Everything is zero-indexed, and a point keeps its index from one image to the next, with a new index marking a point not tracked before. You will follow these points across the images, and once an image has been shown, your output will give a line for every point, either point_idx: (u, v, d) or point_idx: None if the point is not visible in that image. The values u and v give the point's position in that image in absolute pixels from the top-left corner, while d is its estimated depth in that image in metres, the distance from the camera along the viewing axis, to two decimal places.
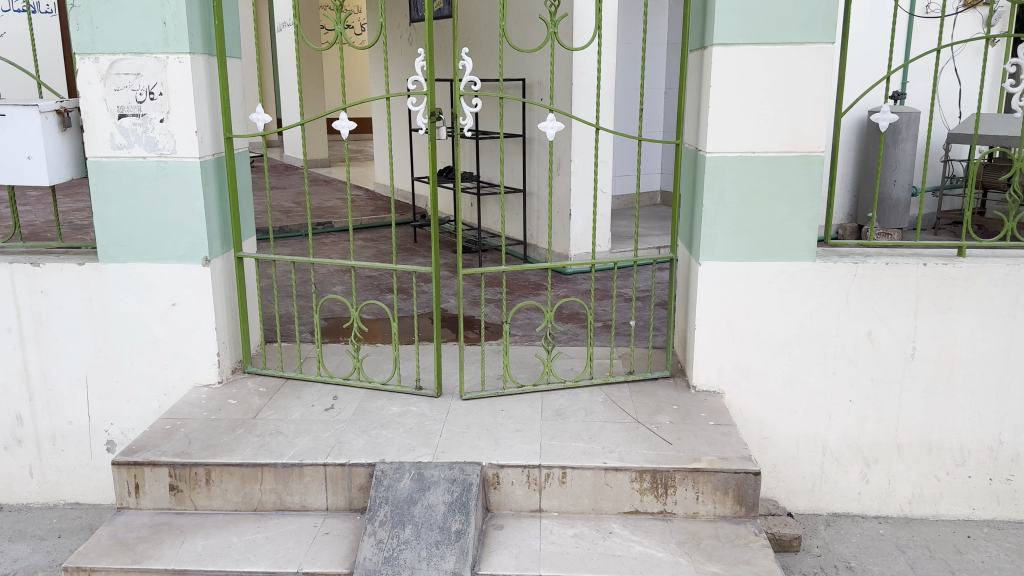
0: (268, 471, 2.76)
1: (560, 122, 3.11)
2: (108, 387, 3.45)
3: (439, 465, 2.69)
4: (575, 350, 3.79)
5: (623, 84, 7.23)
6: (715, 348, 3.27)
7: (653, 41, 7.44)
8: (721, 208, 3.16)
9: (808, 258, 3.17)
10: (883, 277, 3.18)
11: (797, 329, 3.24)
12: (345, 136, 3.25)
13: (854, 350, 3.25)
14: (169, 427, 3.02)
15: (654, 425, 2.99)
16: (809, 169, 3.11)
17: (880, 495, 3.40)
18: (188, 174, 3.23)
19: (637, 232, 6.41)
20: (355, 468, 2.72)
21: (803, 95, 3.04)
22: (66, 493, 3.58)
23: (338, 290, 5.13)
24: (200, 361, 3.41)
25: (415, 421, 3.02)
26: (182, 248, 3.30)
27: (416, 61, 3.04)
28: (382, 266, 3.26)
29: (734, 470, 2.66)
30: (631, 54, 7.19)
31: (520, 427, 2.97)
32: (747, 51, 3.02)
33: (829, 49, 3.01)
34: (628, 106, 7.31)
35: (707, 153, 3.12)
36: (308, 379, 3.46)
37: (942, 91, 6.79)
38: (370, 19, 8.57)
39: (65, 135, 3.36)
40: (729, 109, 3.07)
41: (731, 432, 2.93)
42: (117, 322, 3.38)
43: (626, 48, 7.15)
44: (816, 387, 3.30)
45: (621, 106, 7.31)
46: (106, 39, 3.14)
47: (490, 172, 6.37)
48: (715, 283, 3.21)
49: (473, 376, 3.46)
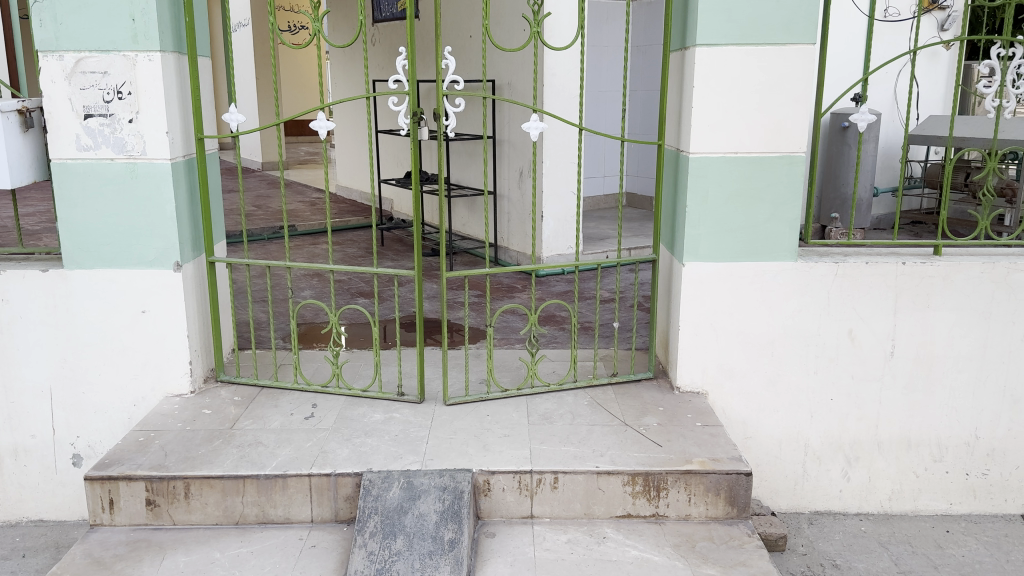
0: (250, 483, 2.66)
1: (543, 123, 3.08)
2: (75, 399, 3.32)
3: (429, 473, 2.63)
4: (558, 351, 3.77)
5: (594, 86, 7.26)
6: (700, 349, 3.26)
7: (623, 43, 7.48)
8: (705, 208, 3.15)
9: (789, 258, 3.19)
10: (864, 276, 3.21)
11: (780, 329, 3.25)
12: (324, 138, 3.16)
13: (836, 349, 3.27)
14: (143, 440, 2.91)
15: (642, 427, 2.96)
16: (791, 169, 3.12)
17: (861, 492, 3.43)
18: (159, 176, 3.13)
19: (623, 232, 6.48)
20: (342, 478, 2.65)
21: (786, 96, 3.06)
22: (29, 510, 3.43)
23: (308, 294, 5.03)
24: (171, 370, 3.30)
25: (400, 429, 2.95)
26: (153, 252, 3.19)
27: (398, 60, 2.96)
28: (362, 270, 3.17)
29: (726, 471, 2.65)
30: (600, 56, 7.23)
31: (508, 432, 2.92)
32: (730, 51, 3.02)
33: (810, 50, 3.03)
34: (597, 106, 7.34)
35: (690, 153, 3.12)
36: (285, 387, 3.36)
37: (905, 92, 6.90)
38: (331, 18, 8.46)
39: (27, 136, 3.21)
40: (711, 109, 3.06)
41: (719, 432, 2.92)
42: (81, 330, 3.25)
43: (595, 50, 7.19)
44: (798, 386, 3.31)
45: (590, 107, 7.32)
46: (72, 36, 3.02)
47: (459, 174, 6.32)
48: (699, 283, 3.20)
49: (456, 381, 3.41)
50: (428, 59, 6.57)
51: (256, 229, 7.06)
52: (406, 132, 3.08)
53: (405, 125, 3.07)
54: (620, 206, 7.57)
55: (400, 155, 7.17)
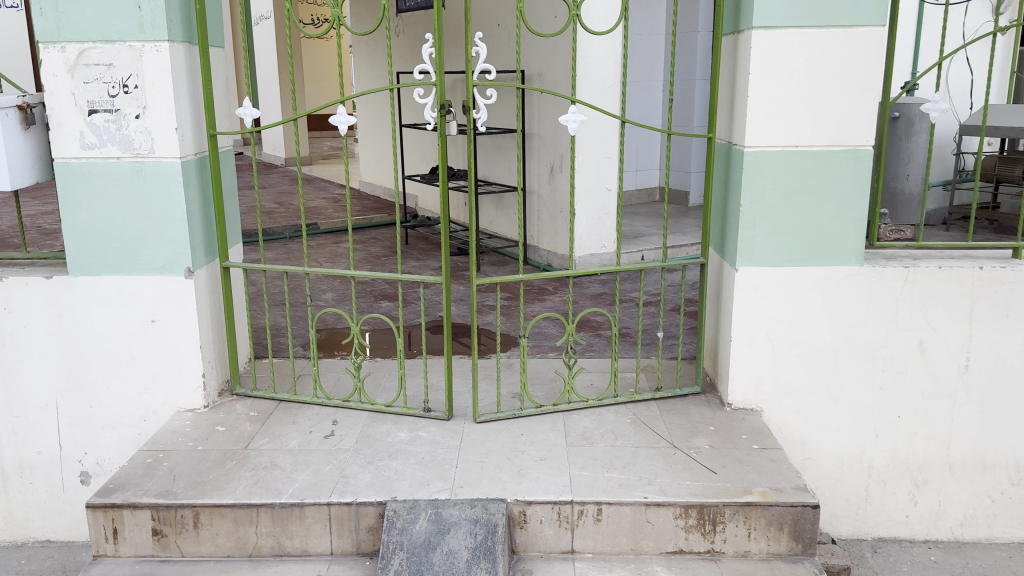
0: (264, 512, 2.43)
1: (582, 115, 2.80)
2: (82, 414, 3.12)
3: (459, 504, 2.38)
4: (597, 362, 3.50)
5: (638, 76, 7.03)
6: (754, 362, 2.97)
7: (684, 31, 7.10)
8: (761, 208, 2.86)
9: (855, 262, 2.89)
10: (936, 282, 2.91)
11: (842, 339, 2.96)
12: (345, 134, 2.91)
13: (904, 362, 2.98)
14: (150, 462, 2.69)
15: (692, 450, 2.69)
16: (857, 164, 2.82)
17: (930, 517, 3.14)
18: (167, 176, 2.91)
19: (668, 230, 6.14)
20: (363, 507, 2.41)
21: (851, 84, 2.77)
22: (36, 530, 3.25)
23: (329, 298, 4.80)
24: (183, 383, 3.08)
25: (426, 450, 2.71)
26: (162, 258, 2.98)
27: (424, 47, 2.70)
28: (384, 276, 2.94)
29: (791, 502, 2.38)
30: (644, 45, 6.99)
31: (545, 455, 2.66)
32: (790, 35, 2.73)
33: (880, 34, 2.73)
34: (643, 97, 7.10)
35: (745, 148, 2.83)
36: (303, 402, 3.13)
37: (955, 82, 6.48)
38: (353, 10, 8.21)
39: (27, 134, 3.00)
40: (769, 99, 2.78)
41: (779, 457, 2.64)
42: (87, 341, 3.04)
43: (638, 39, 6.95)
44: (862, 403, 3.02)
45: (633, 97, 7.07)
46: (74, 25, 2.80)
47: (487, 170, 6.07)
48: (754, 290, 2.92)
49: (486, 396, 3.17)
50: (455, 50, 6.32)
51: (276, 228, 6.85)
52: (433, 127, 2.82)
53: (432, 119, 2.81)
54: (664, 202, 7.38)
55: (425, 150, 6.92)
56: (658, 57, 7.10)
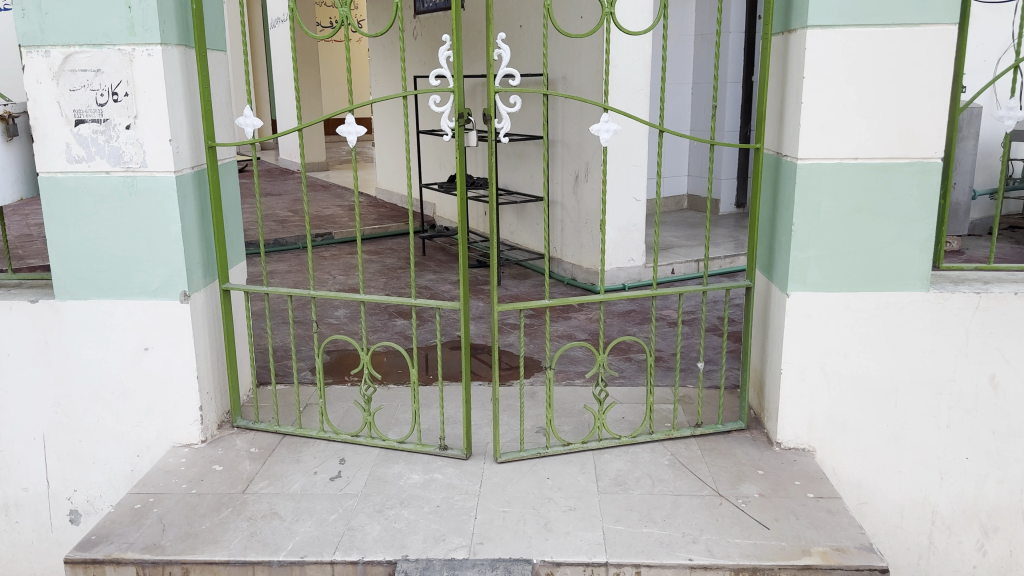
0: (261, 570, 2.17)
1: (616, 124, 2.52)
2: (71, 448, 2.88)
3: (478, 565, 2.11)
4: (628, 393, 3.22)
5: (672, 78, 6.77)
6: (806, 397, 2.68)
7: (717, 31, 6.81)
8: (816, 227, 2.57)
9: (920, 287, 2.59)
10: (1011, 310, 2.60)
11: (904, 373, 2.65)
12: (354, 144, 2.65)
13: (973, 399, 2.67)
14: (139, 508, 2.44)
15: (740, 499, 2.40)
16: (923, 178, 2.52)
17: (1000, 569, 2.83)
18: (162, 191, 2.66)
19: (703, 240, 5.84)
20: (371, 566, 2.14)
21: (917, 89, 2.48)
22: (22, 571, 3.02)
23: (341, 315, 4.55)
24: (179, 416, 2.83)
25: (442, 496, 2.44)
26: (156, 280, 2.73)
27: (441, 50, 2.43)
28: (396, 301, 2.67)
29: (856, 566, 2.08)
30: (678, 47, 6.74)
31: (574, 504, 2.38)
32: (850, 36, 2.43)
33: (951, 33, 2.43)
34: (677, 100, 6.83)
35: (799, 160, 2.53)
36: (307, 436, 2.87)
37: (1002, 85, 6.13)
38: (370, 11, 7.99)
39: (10, 146, 2.76)
40: (826, 106, 2.48)
41: (838, 509, 2.34)
42: (76, 370, 2.80)
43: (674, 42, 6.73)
44: (926, 443, 2.71)
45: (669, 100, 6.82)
46: (59, 28, 2.56)
47: (508, 179, 5.80)
48: (807, 318, 2.62)
49: (508, 431, 2.89)
50: (475, 54, 6.07)
51: (289, 238, 6.63)
52: (450, 137, 2.55)
53: (450, 129, 2.54)
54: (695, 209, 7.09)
55: (443, 157, 6.67)
56: (688, 60, 6.82)
